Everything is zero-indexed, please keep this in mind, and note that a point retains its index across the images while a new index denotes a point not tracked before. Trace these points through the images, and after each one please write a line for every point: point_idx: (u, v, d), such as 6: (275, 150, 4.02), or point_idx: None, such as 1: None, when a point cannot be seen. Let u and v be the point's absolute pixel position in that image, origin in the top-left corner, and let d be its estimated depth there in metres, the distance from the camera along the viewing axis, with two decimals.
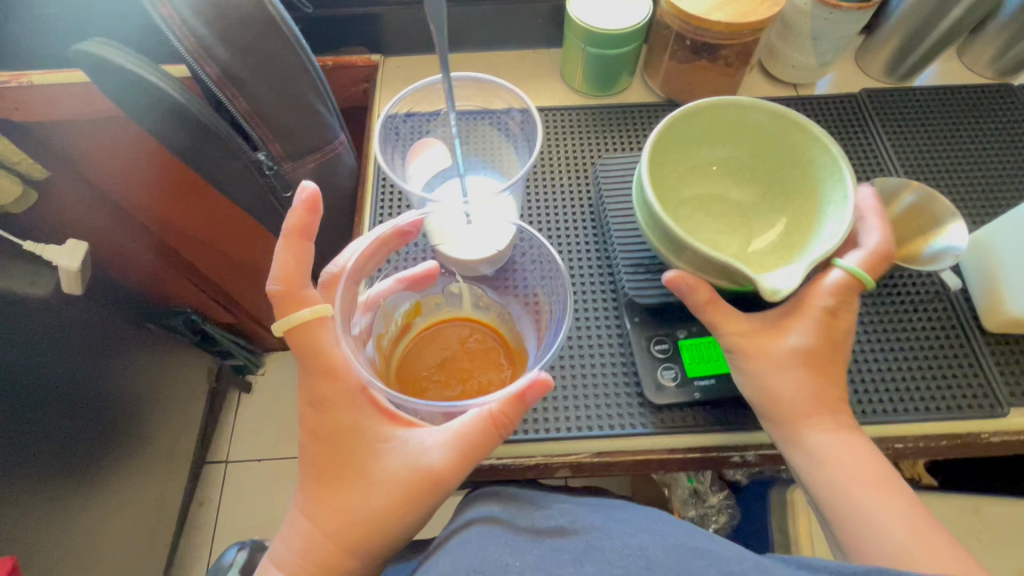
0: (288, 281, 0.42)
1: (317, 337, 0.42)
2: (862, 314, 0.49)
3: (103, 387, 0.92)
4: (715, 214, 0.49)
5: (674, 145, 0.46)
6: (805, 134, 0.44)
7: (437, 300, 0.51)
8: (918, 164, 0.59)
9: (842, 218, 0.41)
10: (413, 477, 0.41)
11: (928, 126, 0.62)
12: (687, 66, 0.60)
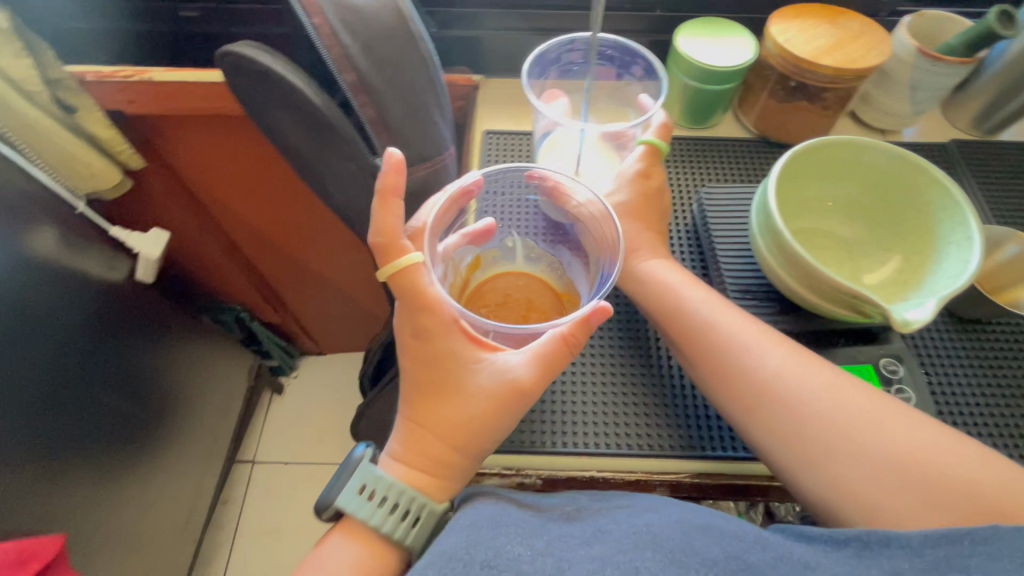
0: (387, 232, 0.42)
1: (420, 278, 0.43)
2: (961, 356, 0.51)
3: (160, 374, 0.92)
4: (824, 247, 0.50)
5: (793, 178, 0.48)
6: (924, 175, 0.45)
7: (493, 254, 0.54)
8: (1009, 216, 0.60)
9: (967, 257, 0.42)
10: (504, 391, 0.44)
11: (1018, 180, 0.63)
12: (785, 106, 0.62)
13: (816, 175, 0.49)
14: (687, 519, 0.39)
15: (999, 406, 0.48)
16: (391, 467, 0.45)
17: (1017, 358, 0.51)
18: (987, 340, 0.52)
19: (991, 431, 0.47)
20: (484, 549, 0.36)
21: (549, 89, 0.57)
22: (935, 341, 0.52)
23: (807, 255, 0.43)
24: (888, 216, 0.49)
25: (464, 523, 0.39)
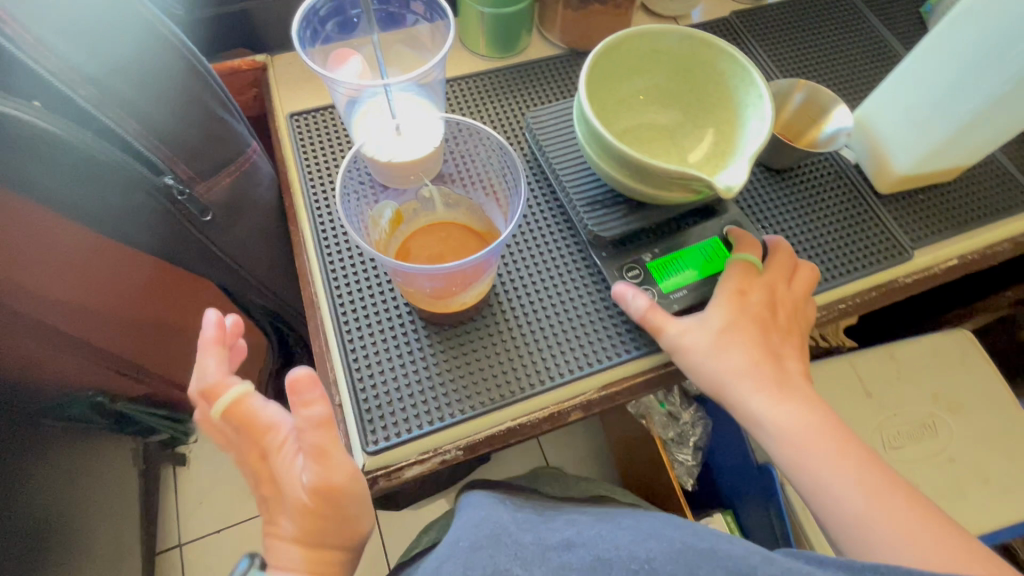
0: (204, 386, 0.42)
1: (245, 412, 0.42)
2: (791, 203, 0.57)
3: (24, 501, 0.77)
4: (649, 140, 0.52)
5: (599, 82, 0.49)
6: (711, 47, 0.48)
7: (413, 206, 0.50)
8: (794, 69, 0.67)
9: (763, 115, 0.45)
10: (307, 503, 0.40)
11: (792, 34, 0.70)
12: (582, 13, 0.62)
13: (619, 73, 0.50)
14: (689, 545, 0.41)
15: (820, 235, 0.56)
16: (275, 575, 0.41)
17: (829, 190, 0.58)
18: (803, 181, 0.58)
19: (819, 260, 0.54)
20: (482, 565, 0.43)
21: (334, 53, 0.51)
22: (765, 195, 0.57)
23: (632, 154, 0.44)
24: (695, 96, 0.51)
25: (466, 549, 0.45)
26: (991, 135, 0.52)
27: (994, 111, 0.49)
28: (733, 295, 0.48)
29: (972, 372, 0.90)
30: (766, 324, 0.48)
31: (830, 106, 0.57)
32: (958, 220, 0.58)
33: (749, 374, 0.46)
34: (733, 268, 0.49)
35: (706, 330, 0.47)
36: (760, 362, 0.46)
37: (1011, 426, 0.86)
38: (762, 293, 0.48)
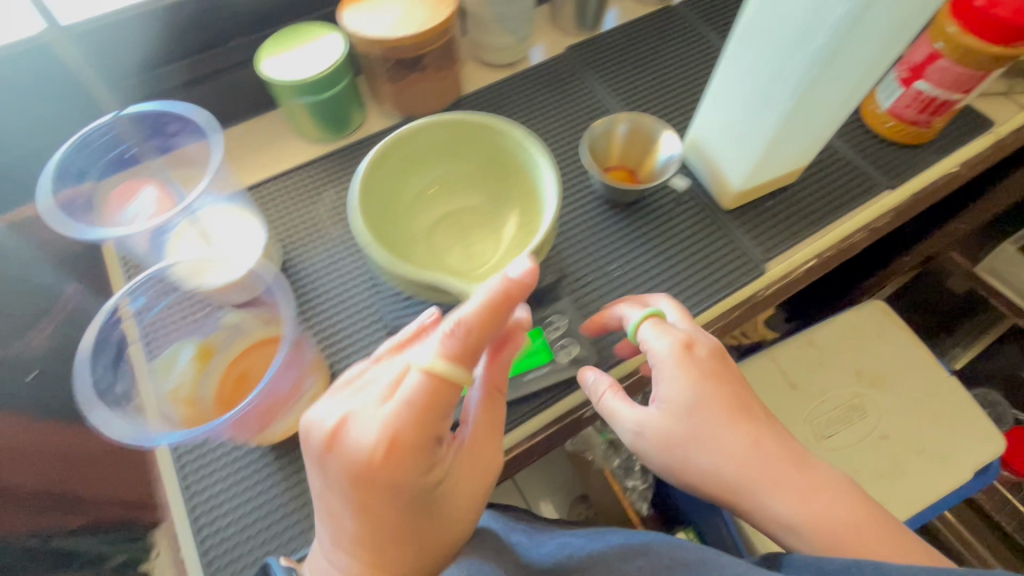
0: (466, 349, 0.34)
1: (448, 398, 0.33)
2: (641, 237, 0.56)
3: None
4: (465, 227, 0.49)
5: (396, 176, 0.46)
6: (511, 137, 0.45)
7: (222, 335, 0.48)
8: (635, 98, 0.67)
9: (551, 205, 0.42)
10: (466, 476, 0.39)
11: (629, 61, 0.70)
12: (403, 82, 0.61)
13: (420, 164, 0.47)
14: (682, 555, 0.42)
15: (676, 266, 0.55)
16: None
17: (676, 216, 0.57)
18: (651, 211, 0.57)
19: (677, 291, 0.53)
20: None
21: (118, 190, 0.49)
22: (614, 234, 0.56)
23: (417, 272, 0.40)
24: (511, 183, 0.48)
25: None
26: (810, 136, 0.51)
27: (795, 120, 0.48)
28: (685, 368, 0.43)
29: (890, 341, 0.90)
30: (726, 386, 0.43)
31: (657, 134, 0.56)
32: (810, 220, 0.58)
33: (738, 464, 0.41)
34: (668, 331, 0.45)
35: (670, 426, 0.43)
36: (744, 444, 0.42)
37: (935, 388, 0.87)
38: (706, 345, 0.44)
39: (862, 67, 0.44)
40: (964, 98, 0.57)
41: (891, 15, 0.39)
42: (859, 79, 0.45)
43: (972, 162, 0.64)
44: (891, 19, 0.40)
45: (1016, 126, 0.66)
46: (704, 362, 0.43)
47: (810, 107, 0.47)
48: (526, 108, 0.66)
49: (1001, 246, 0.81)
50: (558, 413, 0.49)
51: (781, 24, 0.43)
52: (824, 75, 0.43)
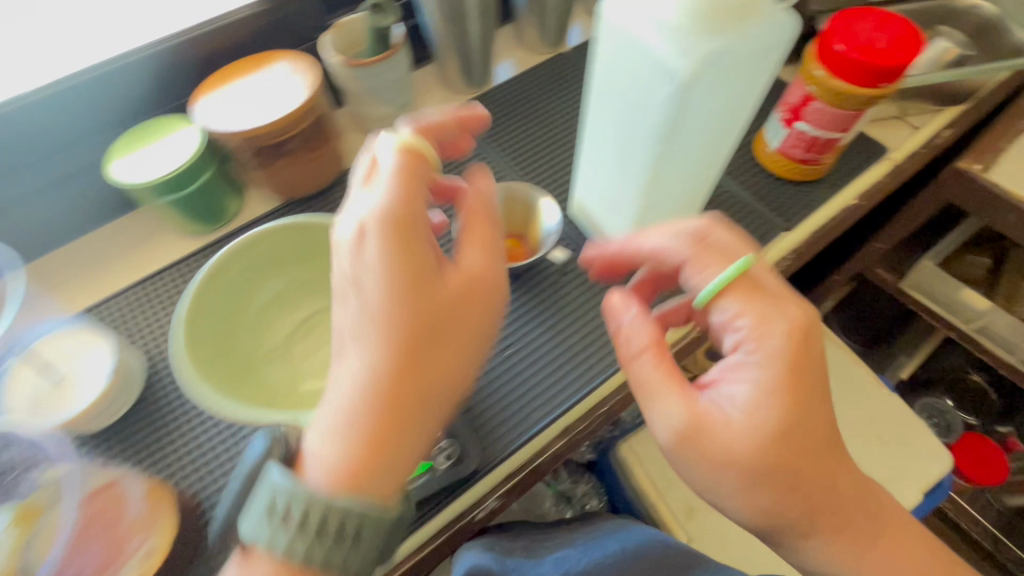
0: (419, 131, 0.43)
1: (413, 162, 0.38)
2: (531, 308, 0.53)
3: None
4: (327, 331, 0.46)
5: (237, 288, 0.42)
6: None
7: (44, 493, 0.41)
8: (525, 156, 0.65)
9: None
10: (470, 290, 0.37)
11: (518, 117, 0.68)
12: (273, 169, 0.58)
13: (261, 267, 0.43)
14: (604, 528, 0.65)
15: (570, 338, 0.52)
16: (317, 478, 0.33)
17: (567, 282, 0.55)
18: (540, 279, 0.55)
19: (573, 367, 0.50)
20: None
21: None
22: (503, 308, 0.53)
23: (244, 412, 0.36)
24: None
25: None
26: (682, 205, 0.49)
27: (659, 198, 0.46)
28: (775, 392, 0.37)
29: (829, 363, 0.90)
30: (807, 386, 0.39)
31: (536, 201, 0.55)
32: None
33: (789, 504, 0.38)
34: (777, 334, 0.38)
35: (745, 454, 0.37)
36: (806, 487, 0.38)
37: (877, 407, 0.86)
38: (802, 318, 0.39)
39: (711, 142, 0.42)
40: (845, 136, 0.56)
41: (720, 99, 0.38)
42: (713, 151, 0.44)
43: (871, 191, 0.63)
44: (723, 101, 0.38)
45: (911, 149, 0.65)
46: (804, 346, 0.38)
47: (670, 184, 0.45)
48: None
49: (920, 263, 0.79)
50: (446, 520, 0.45)
51: (619, 108, 0.41)
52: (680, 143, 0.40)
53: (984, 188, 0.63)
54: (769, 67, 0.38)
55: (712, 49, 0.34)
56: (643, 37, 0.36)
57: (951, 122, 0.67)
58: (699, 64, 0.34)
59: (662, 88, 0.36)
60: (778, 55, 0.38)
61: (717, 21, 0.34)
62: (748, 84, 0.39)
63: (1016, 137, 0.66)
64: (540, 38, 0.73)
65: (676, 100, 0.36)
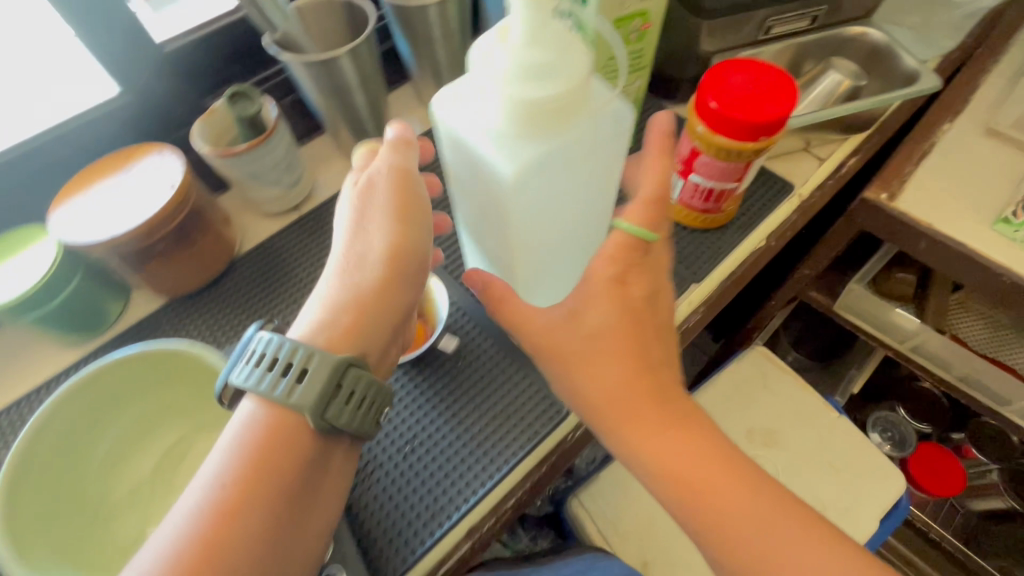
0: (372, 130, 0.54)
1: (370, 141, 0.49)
2: (430, 398, 0.51)
3: None
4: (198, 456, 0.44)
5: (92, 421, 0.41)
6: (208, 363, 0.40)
7: None
8: None
9: None
10: (402, 191, 0.43)
11: None
12: (149, 270, 0.54)
13: (119, 396, 0.42)
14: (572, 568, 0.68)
15: (467, 419, 0.50)
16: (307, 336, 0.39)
17: (467, 364, 0.53)
18: (438, 366, 0.52)
19: (476, 459, 0.48)
20: None
21: None
22: (402, 401, 0.51)
23: None
24: None
25: None
26: (564, 270, 0.54)
27: (531, 270, 0.51)
28: (607, 282, 0.45)
29: (778, 392, 0.88)
30: (626, 318, 0.44)
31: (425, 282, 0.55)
32: None
33: (616, 397, 0.43)
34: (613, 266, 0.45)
35: (570, 339, 0.45)
36: (654, 396, 0.43)
37: (827, 434, 0.84)
38: (625, 234, 0.46)
39: (566, 219, 0.47)
40: (739, 185, 0.54)
41: (557, 185, 0.43)
42: (574, 223, 0.49)
43: (780, 229, 0.62)
44: (560, 186, 0.43)
45: (819, 181, 0.64)
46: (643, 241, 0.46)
47: (539, 257, 0.49)
48: (311, 266, 0.61)
49: (848, 286, 0.78)
50: None
51: (474, 198, 0.46)
52: (533, 197, 0.42)
53: (895, 218, 0.62)
54: (598, 155, 0.44)
55: (532, 149, 0.39)
56: (474, 141, 0.41)
57: (857, 149, 0.66)
58: (521, 164, 0.39)
59: (497, 183, 0.41)
60: (604, 142, 0.43)
61: (533, 126, 0.39)
62: (581, 169, 0.44)
63: (921, 159, 0.66)
64: (440, 94, 0.71)
65: (510, 194, 0.41)
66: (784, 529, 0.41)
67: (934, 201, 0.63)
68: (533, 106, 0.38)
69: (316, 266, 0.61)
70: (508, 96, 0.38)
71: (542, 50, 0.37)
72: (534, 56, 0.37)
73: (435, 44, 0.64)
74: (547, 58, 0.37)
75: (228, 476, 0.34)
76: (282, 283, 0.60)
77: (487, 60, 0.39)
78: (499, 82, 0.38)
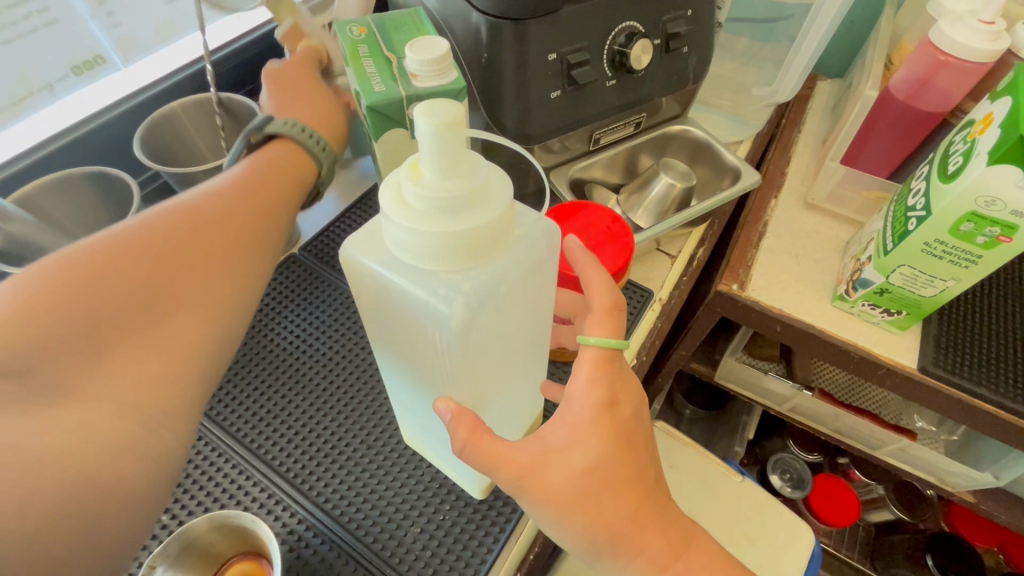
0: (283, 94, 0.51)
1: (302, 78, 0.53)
2: None
3: None
4: None
5: None
6: None
7: None
8: (268, 423, 0.50)
9: None
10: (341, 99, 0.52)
11: (249, 359, 0.54)
12: None
13: None
14: None
15: None
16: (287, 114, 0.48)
17: None
18: None
19: None
20: None
21: None
22: None
23: None
24: None
25: None
26: (525, 398, 0.44)
27: (496, 410, 0.40)
28: (597, 409, 0.35)
29: (683, 469, 0.87)
30: (624, 447, 0.35)
31: (250, 527, 0.40)
32: (487, 522, 0.46)
33: (624, 532, 0.35)
34: (601, 385, 0.35)
35: (566, 480, 0.34)
36: (663, 519, 0.36)
37: (734, 504, 0.84)
38: (598, 349, 0.36)
39: (523, 347, 0.38)
40: None
41: (510, 319, 0.34)
42: (532, 344, 0.39)
43: (647, 344, 0.60)
44: (517, 314, 0.34)
45: (674, 282, 0.64)
46: (618, 367, 0.37)
47: (501, 394, 0.39)
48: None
49: (723, 358, 0.80)
50: None
51: (400, 335, 0.35)
52: (490, 338, 0.33)
53: (748, 306, 0.63)
54: (555, 263, 0.36)
55: (475, 290, 0.30)
56: (397, 278, 0.31)
57: (702, 241, 0.67)
58: (467, 309, 0.30)
59: (438, 331, 0.31)
60: (548, 263, 0.34)
61: (471, 262, 0.30)
62: (530, 292, 0.34)
63: (758, 242, 0.69)
64: None
65: (459, 341, 0.31)
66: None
67: (777, 284, 0.65)
68: (470, 244, 0.29)
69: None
70: (434, 240, 0.29)
71: (460, 177, 0.29)
72: (453, 190, 0.28)
73: None
74: (466, 186, 0.29)
75: (254, 163, 0.43)
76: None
77: (396, 196, 0.30)
78: (417, 228, 0.29)
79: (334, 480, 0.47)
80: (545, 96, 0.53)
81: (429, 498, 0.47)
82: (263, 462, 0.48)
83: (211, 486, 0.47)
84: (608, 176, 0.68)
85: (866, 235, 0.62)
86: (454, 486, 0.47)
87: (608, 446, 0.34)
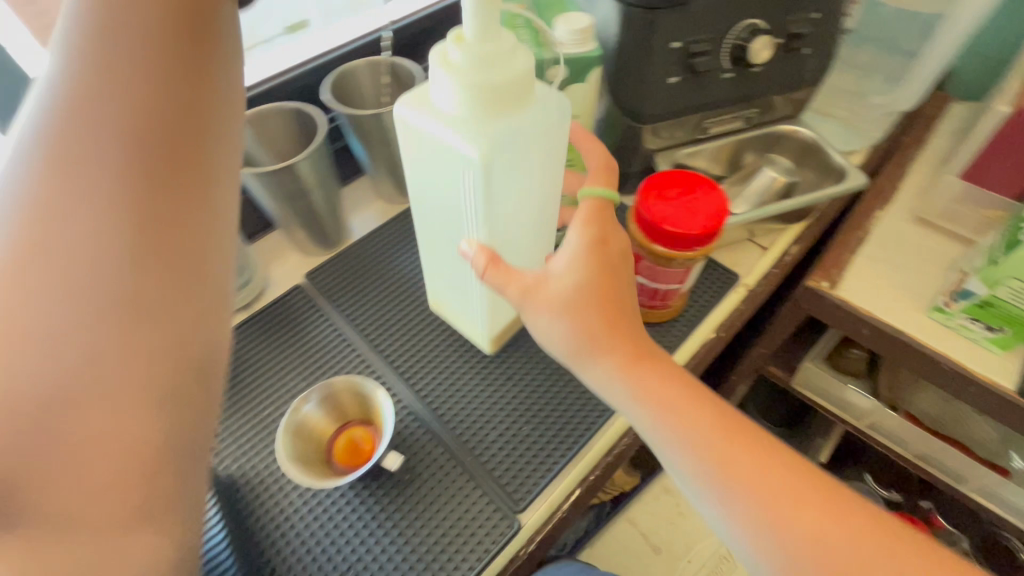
0: None
1: None
2: (371, 509, 0.48)
3: None
4: None
5: None
6: None
7: None
8: (386, 328, 0.61)
9: None
10: None
11: (376, 278, 0.65)
12: None
13: None
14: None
15: (412, 525, 0.47)
16: None
17: (422, 469, 0.51)
18: (400, 483, 0.50)
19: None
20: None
21: None
22: (360, 524, 0.48)
23: None
24: None
25: None
26: (530, 262, 0.53)
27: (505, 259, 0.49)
28: (589, 243, 0.44)
29: None
30: (608, 274, 0.43)
31: (372, 391, 0.50)
32: (560, 441, 0.52)
33: (635, 367, 0.42)
34: (594, 225, 0.45)
35: (560, 292, 0.43)
36: (663, 358, 0.43)
37: None
38: (593, 198, 0.47)
39: (531, 205, 0.47)
40: (683, 284, 0.57)
41: (523, 175, 0.43)
42: (539, 209, 0.48)
43: (728, 322, 0.64)
44: (529, 173, 0.44)
45: (763, 271, 0.67)
46: (608, 219, 0.46)
47: (508, 244, 0.48)
48: (277, 384, 0.57)
49: (803, 364, 0.79)
50: None
51: (440, 189, 0.45)
52: (510, 182, 0.43)
53: (836, 305, 0.64)
54: (564, 138, 0.45)
55: (497, 135, 0.39)
56: (433, 128, 0.40)
57: (798, 239, 0.69)
58: (489, 147, 0.39)
59: (466, 171, 0.40)
60: (558, 133, 0.43)
61: (495, 113, 0.39)
62: (542, 157, 0.44)
63: (858, 248, 0.69)
64: (395, 189, 0.72)
65: (483, 179, 0.40)
66: (821, 507, 0.38)
67: (872, 289, 0.66)
68: (494, 93, 0.38)
69: (275, 382, 0.57)
70: (464, 85, 0.38)
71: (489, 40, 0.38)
72: (485, 49, 0.37)
73: (390, 146, 0.65)
74: (495, 48, 0.38)
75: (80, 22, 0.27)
76: (243, 402, 0.56)
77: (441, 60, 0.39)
78: (451, 73, 0.38)
79: (434, 380, 0.57)
80: (662, 81, 0.59)
81: (510, 409, 0.54)
82: (379, 357, 0.58)
83: (340, 366, 0.58)
84: (712, 167, 0.72)
85: (978, 251, 0.60)
86: (532, 404, 0.55)
87: (595, 270, 0.43)
